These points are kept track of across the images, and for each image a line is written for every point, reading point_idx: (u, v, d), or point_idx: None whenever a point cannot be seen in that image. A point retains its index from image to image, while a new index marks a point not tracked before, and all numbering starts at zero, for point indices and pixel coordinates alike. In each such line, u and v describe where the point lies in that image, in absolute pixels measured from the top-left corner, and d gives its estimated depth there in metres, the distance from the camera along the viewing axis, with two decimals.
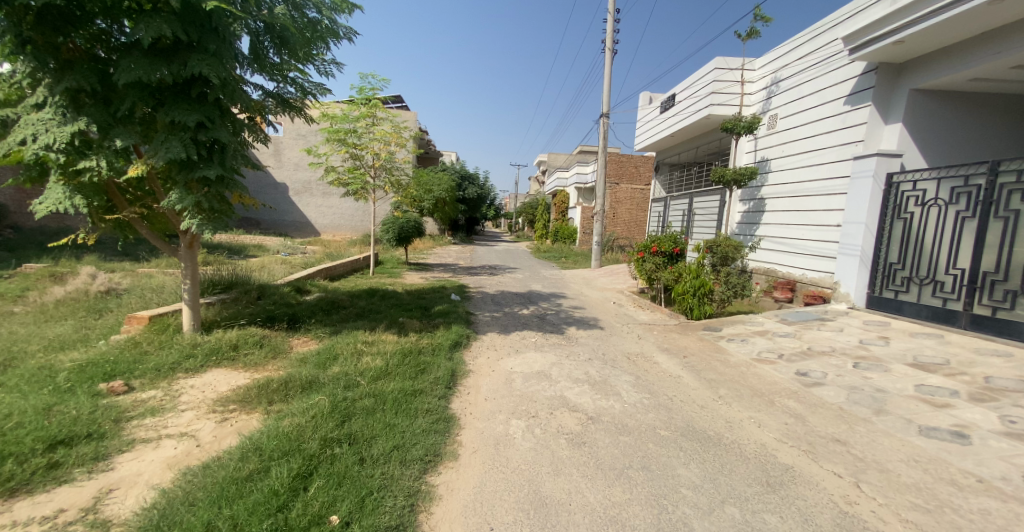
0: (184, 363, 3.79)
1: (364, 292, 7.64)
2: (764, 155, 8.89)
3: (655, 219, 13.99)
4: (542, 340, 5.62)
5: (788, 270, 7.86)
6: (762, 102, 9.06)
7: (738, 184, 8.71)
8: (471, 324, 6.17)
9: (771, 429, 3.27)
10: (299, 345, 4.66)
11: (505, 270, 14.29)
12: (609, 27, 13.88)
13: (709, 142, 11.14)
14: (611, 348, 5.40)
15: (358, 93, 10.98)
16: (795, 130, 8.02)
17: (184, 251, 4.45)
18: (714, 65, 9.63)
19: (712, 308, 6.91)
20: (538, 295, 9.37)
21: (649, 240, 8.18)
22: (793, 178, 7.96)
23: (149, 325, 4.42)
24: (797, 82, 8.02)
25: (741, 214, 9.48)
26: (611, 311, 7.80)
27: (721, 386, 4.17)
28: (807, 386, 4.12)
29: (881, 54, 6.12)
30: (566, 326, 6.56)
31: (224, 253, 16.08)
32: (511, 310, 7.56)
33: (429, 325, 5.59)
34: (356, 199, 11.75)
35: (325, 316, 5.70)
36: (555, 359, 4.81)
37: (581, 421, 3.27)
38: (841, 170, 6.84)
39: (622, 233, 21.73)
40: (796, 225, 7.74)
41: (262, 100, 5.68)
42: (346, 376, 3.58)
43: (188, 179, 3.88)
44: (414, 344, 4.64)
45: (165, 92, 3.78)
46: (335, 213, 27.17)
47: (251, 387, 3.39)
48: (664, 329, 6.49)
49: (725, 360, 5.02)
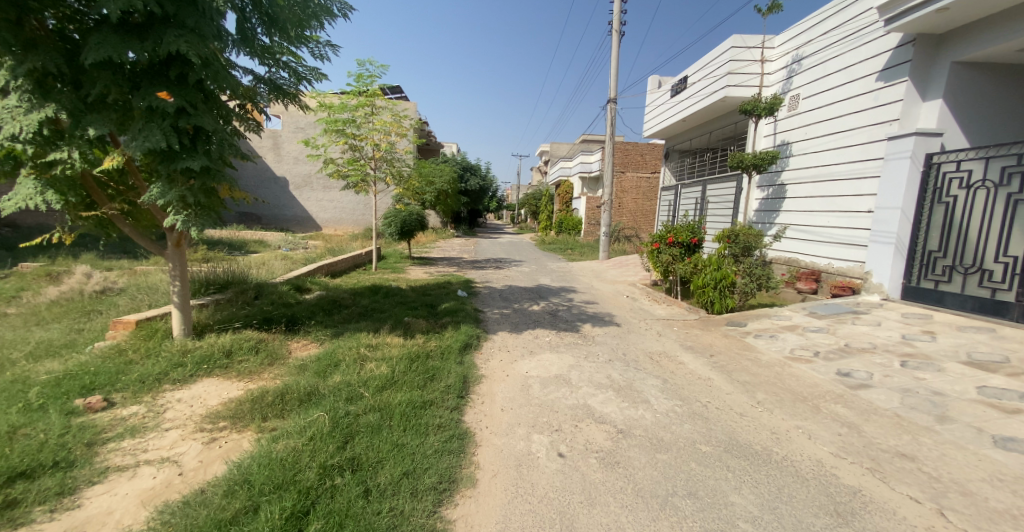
0: (170, 374, 3.44)
1: (367, 290, 7.29)
2: (784, 138, 8.46)
3: (666, 208, 13.61)
4: (557, 340, 5.27)
5: (812, 259, 7.47)
6: (782, 82, 8.61)
7: (758, 169, 8.32)
8: (480, 323, 5.83)
9: (824, 441, 2.92)
10: (298, 350, 4.33)
11: (511, 263, 13.94)
12: (615, 8, 13.33)
13: (724, 126, 10.70)
14: (632, 347, 5.05)
15: (356, 82, 10.58)
16: (820, 110, 7.58)
17: (172, 250, 4.12)
18: (730, 43, 9.18)
19: (734, 301, 6.45)
20: (547, 289, 9.01)
21: (665, 230, 7.82)
22: (818, 162, 7.54)
23: (135, 330, 4.07)
24: (822, 58, 7.56)
25: (759, 202, 9.09)
26: (626, 306, 7.44)
27: (757, 389, 3.81)
28: (853, 388, 3.76)
29: (920, 25, 5.67)
30: (580, 323, 6.20)
31: (225, 250, 15.82)
32: (521, 306, 7.20)
33: (436, 325, 5.24)
34: (356, 192, 11.38)
35: (325, 316, 5.36)
36: (573, 361, 4.46)
37: (611, 436, 2.92)
38: (872, 151, 6.43)
39: (628, 223, 21.30)
40: (821, 211, 7.34)
41: (254, 86, 5.35)
42: (348, 386, 3.24)
43: (171, 170, 3.51)
44: (421, 347, 4.30)
45: (141, 74, 3.40)
46: (336, 207, 26.82)
47: (244, 400, 3.07)
48: (684, 324, 6.12)
49: (756, 359, 4.67)
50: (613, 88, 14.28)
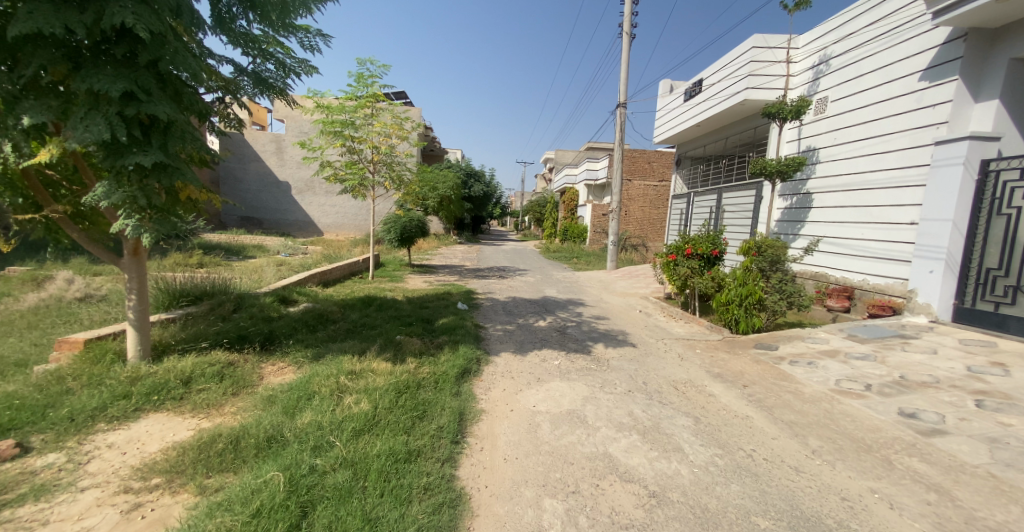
0: (108, 409, 2.87)
1: (359, 302, 6.72)
2: (810, 144, 7.92)
3: (678, 217, 13.13)
4: (566, 364, 4.66)
5: (844, 275, 6.88)
6: (807, 84, 8.10)
7: (782, 176, 7.76)
8: (481, 342, 5.26)
9: (911, 513, 2.32)
10: (271, 376, 3.78)
11: (514, 271, 13.37)
12: (626, 10, 12.87)
13: (741, 132, 10.16)
14: (652, 375, 4.45)
15: (356, 82, 10.11)
16: (852, 112, 7.04)
17: (127, 260, 3.58)
18: (751, 44, 8.68)
19: (761, 320, 5.92)
20: (553, 301, 8.41)
21: (682, 241, 7.22)
22: (850, 169, 6.98)
23: (82, 351, 3.50)
24: (855, 57, 7.04)
25: (781, 212, 8.53)
26: (640, 323, 6.82)
27: (808, 434, 3.20)
28: (925, 435, 3.15)
29: (973, 18, 5.15)
30: (591, 343, 5.60)
31: (221, 255, 15.37)
32: (525, 321, 6.61)
33: (431, 345, 4.65)
34: (354, 196, 10.86)
35: (308, 334, 4.79)
36: (587, 392, 3.88)
37: (642, 502, 2.33)
38: (915, 158, 5.87)
39: (635, 231, 20.73)
40: (855, 223, 6.75)
41: (236, 78, 4.93)
42: (319, 430, 2.66)
43: (118, 167, 3.00)
44: (412, 375, 3.72)
45: (85, 52, 2.90)
46: (338, 212, 26.44)
47: (189, 446, 2.48)
48: (707, 346, 5.51)
49: (797, 391, 4.04)
50: (624, 92, 13.80)
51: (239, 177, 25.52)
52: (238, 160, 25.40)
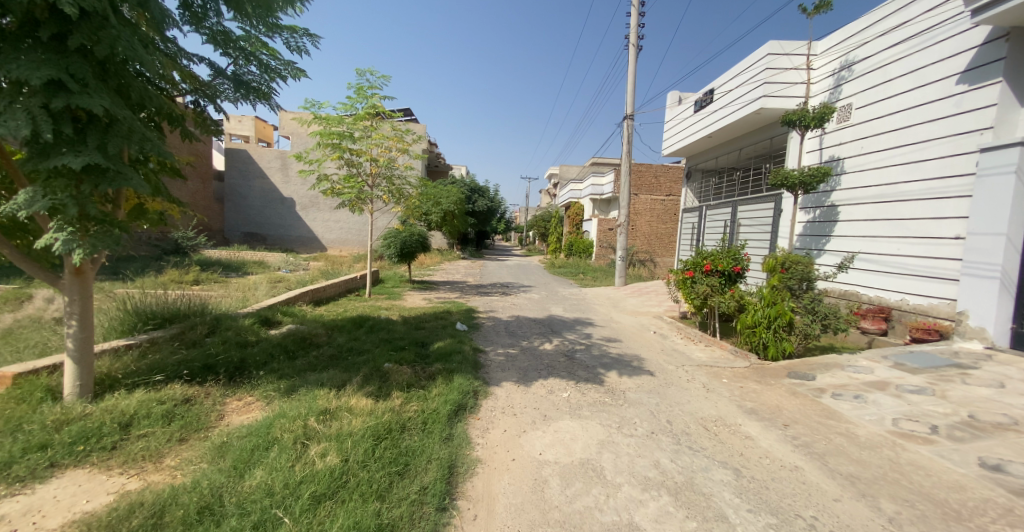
0: (15, 466, 2.34)
1: (349, 323, 6.18)
2: (833, 153, 7.43)
3: (691, 232, 12.66)
4: (576, 397, 4.08)
5: (877, 293, 6.32)
6: (829, 90, 7.64)
7: (805, 188, 7.23)
8: (480, 369, 4.70)
9: None
10: (233, 415, 3.26)
11: (518, 288, 12.83)
12: (632, 21, 12.59)
13: (756, 142, 9.68)
14: (677, 412, 3.86)
15: (356, 94, 9.74)
16: (880, 119, 6.54)
17: (68, 279, 3.08)
18: (765, 50, 8.25)
19: (792, 345, 5.32)
20: (559, 321, 7.83)
21: (700, 256, 6.65)
22: (881, 179, 6.44)
23: (10, 390, 3.00)
24: (882, 61, 6.60)
25: (804, 225, 8.01)
26: (655, 346, 6.22)
27: (877, 494, 2.59)
28: (1023, 495, 2.54)
29: (1014, 16, 4.68)
30: (603, 370, 5.02)
31: (220, 272, 15.01)
32: (530, 344, 6.04)
33: (422, 375, 4.06)
34: (352, 210, 10.44)
35: (284, 362, 4.23)
36: (602, 435, 3.30)
37: None
38: (955, 166, 5.34)
39: (643, 246, 20.18)
40: (889, 237, 6.20)
41: (213, 81, 4.52)
42: (267, 497, 2.11)
43: (45, 169, 2.56)
44: (396, 413, 3.18)
45: (11, 37, 2.51)
46: (341, 227, 26.16)
47: (94, 522, 1.93)
48: (734, 375, 4.93)
49: (851, 434, 3.43)
50: (631, 104, 13.43)
51: (243, 193, 25.45)
52: (243, 176, 25.35)
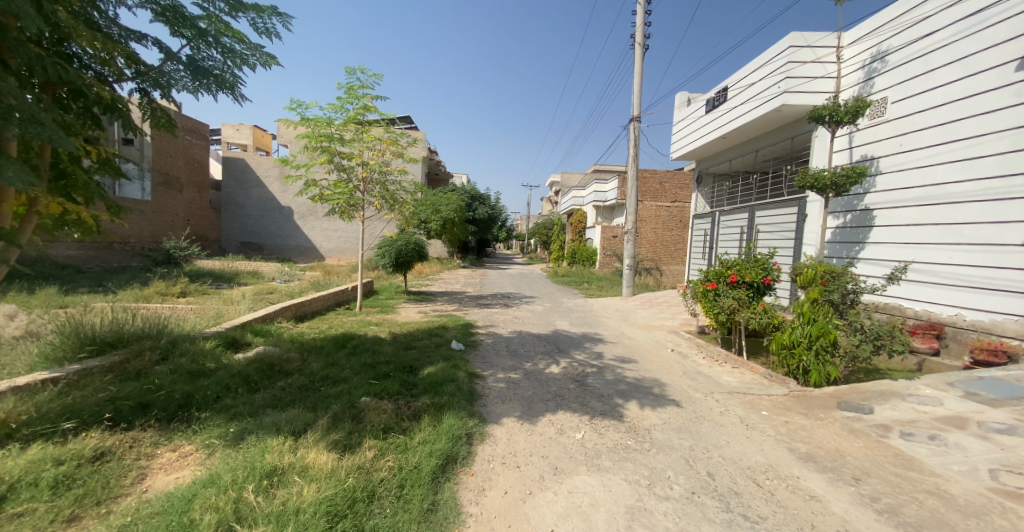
0: None
1: (330, 343, 5.49)
2: (866, 152, 6.77)
3: (704, 240, 12.02)
4: (593, 440, 3.37)
5: (927, 307, 5.64)
6: (859, 84, 7.02)
7: (836, 190, 6.56)
8: (477, 401, 4.00)
9: None
10: (158, 475, 2.54)
11: (520, 299, 12.11)
12: (639, 20, 12.04)
13: (775, 143, 9.05)
14: (718, 460, 3.14)
15: (347, 94, 9.11)
16: (923, 113, 5.89)
17: None
18: (787, 42, 7.62)
19: (838, 370, 4.57)
20: (566, 338, 7.10)
21: (724, 266, 5.97)
22: (926, 179, 5.79)
23: None
24: (922, 50, 5.97)
25: (834, 231, 7.34)
26: (676, 369, 5.48)
27: None
28: None
29: None
30: (621, 400, 4.30)
31: (209, 283, 14.38)
32: (534, 367, 5.31)
33: (405, 412, 3.36)
34: (342, 218, 9.78)
35: (241, 397, 3.53)
36: (632, 499, 2.58)
37: None
38: (1020, 164, 4.72)
39: (649, 255, 19.49)
40: (938, 244, 5.57)
41: (165, 65, 3.80)
42: None
43: None
44: (366, 476, 2.47)
45: None
46: (339, 236, 25.54)
47: None
48: (775, 407, 4.21)
49: (943, 494, 2.71)
50: (637, 106, 12.82)
51: (240, 202, 24.95)
52: (240, 185, 24.86)
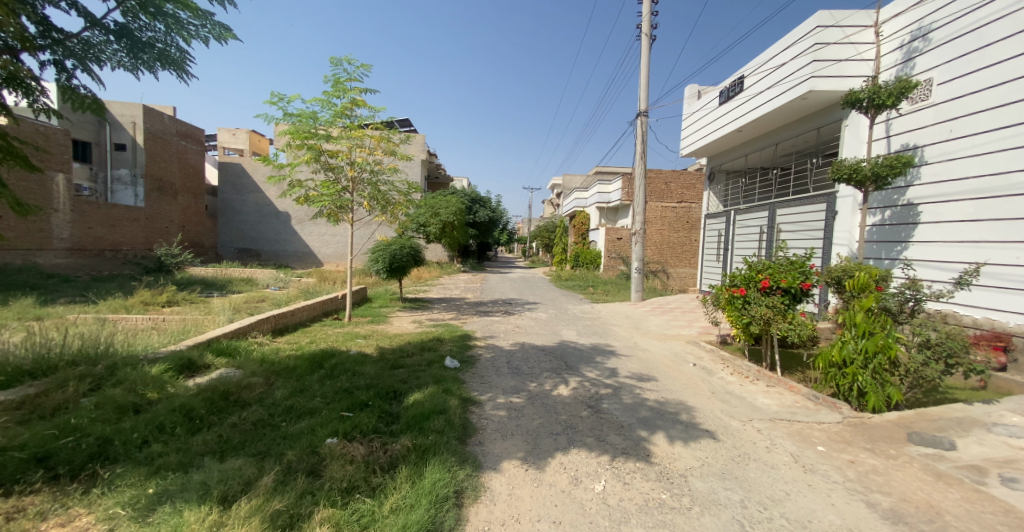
0: None
1: (304, 362, 4.79)
2: (909, 140, 6.06)
3: (718, 241, 11.29)
4: (617, 493, 2.65)
5: (996, 314, 4.90)
6: (898, 66, 6.30)
7: (877, 183, 5.85)
8: (470, 437, 3.28)
9: None
10: None
11: (522, 306, 11.40)
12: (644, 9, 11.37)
13: (798, 135, 8.35)
14: (781, 523, 2.42)
15: (333, 87, 8.44)
16: (977, 94, 5.19)
17: None
18: (813, 23, 6.92)
19: (900, 392, 3.86)
20: (574, 351, 6.37)
21: (755, 270, 5.25)
22: (985, 168, 5.06)
23: None
24: (975, 22, 5.24)
25: (871, 229, 6.62)
26: (703, 389, 4.74)
27: None
28: None
29: None
30: (644, 433, 3.58)
31: (197, 291, 13.72)
32: (539, 389, 4.59)
33: (377, 461, 2.66)
34: (329, 220, 9.10)
35: (174, 442, 2.81)
36: None
37: None
38: None
39: (656, 257, 18.76)
40: (1003, 242, 4.85)
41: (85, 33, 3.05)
42: None
43: None
44: None
45: None
46: (338, 241, 24.92)
47: None
48: (832, 440, 3.48)
49: None
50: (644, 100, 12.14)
51: (235, 208, 24.39)
52: (235, 190, 24.28)
